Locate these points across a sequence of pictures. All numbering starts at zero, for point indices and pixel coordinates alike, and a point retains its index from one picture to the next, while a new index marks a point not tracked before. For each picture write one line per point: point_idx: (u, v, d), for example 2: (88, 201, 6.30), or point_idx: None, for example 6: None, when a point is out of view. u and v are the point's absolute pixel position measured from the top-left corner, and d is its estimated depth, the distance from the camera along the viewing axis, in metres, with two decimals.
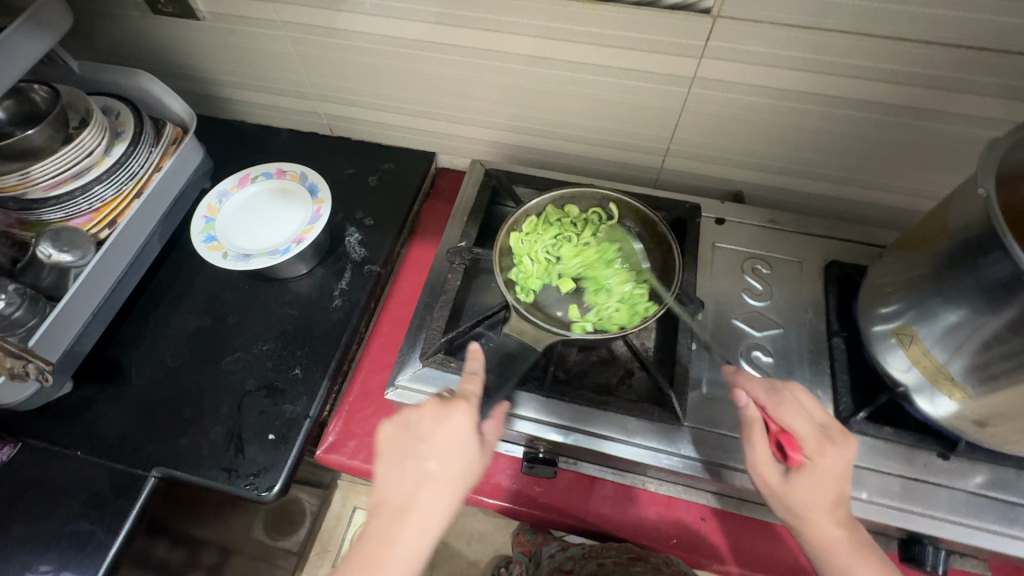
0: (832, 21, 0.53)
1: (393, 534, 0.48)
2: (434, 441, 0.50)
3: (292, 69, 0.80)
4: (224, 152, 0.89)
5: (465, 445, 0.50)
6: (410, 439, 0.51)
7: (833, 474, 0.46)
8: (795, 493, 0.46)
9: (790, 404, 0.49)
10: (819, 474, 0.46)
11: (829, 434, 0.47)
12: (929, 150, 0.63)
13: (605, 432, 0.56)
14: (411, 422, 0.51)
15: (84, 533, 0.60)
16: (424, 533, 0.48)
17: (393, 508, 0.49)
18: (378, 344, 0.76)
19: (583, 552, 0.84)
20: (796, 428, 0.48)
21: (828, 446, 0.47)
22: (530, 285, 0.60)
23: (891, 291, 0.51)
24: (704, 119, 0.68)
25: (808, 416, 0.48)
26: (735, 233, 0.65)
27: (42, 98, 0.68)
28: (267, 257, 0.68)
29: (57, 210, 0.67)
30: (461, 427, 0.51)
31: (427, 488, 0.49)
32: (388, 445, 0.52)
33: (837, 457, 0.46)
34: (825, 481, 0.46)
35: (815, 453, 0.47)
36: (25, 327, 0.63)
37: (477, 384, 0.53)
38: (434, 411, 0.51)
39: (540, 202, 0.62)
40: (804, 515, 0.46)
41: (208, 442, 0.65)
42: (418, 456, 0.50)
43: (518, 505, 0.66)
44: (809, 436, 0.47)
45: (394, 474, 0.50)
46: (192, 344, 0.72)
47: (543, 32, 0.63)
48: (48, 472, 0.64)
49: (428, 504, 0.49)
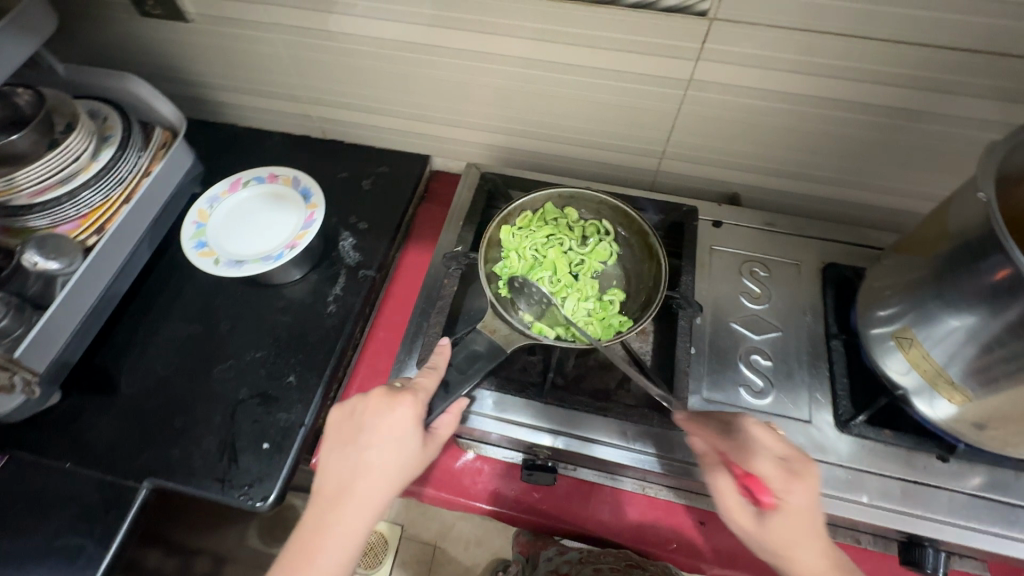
0: (828, 24, 0.53)
1: (331, 519, 0.47)
2: (377, 431, 0.49)
3: (283, 72, 0.78)
4: (215, 156, 0.88)
5: (408, 436, 0.50)
6: (354, 427, 0.50)
7: (805, 511, 0.42)
8: (770, 536, 0.43)
9: (747, 442, 0.45)
10: (791, 514, 0.43)
11: (792, 468, 0.43)
12: (925, 151, 0.63)
13: (594, 435, 0.56)
14: (357, 410, 0.51)
15: (73, 547, 0.59)
16: (359, 520, 0.48)
17: (330, 496, 0.48)
18: (373, 350, 0.75)
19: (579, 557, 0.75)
20: (758, 469, 0.44)
21: (795, 481, 0.43)
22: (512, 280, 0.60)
23: (890, 294, 0.51)
24: (701, 121, 0.67)
25: (769, 451, 0.45)
26: (732, 236, 0.65)
27: (27, 102, 0.66)
28: (261, 263, 0.67)
29: (44, 217, 0.65)
30: (407, 419, 0.50)
31: (362, 478, 0.48)
32: (334, 432, 0.51)
33: (804, 492, 0.43)
34: (799, 521, 0.42)
35: (783, 492, 0.43)
36: (12, 337, 0.61)
37: (433, 379, 0.53)
38: (380, 399, 0.51)
39: (536, 199, 0.63)
40: (788, 560, 0.43)
41: (201, 452, 0.63)
42: (359, 445, 0.49)
43: (516, 512, 0.66)
44: (774, 475, 0.43)
45: (334, 461, 0.49)
46: (183, 352, 0.70)
47: (538, 34, 0.63)
48: (37, 485, 0.63)
49: (367, 491, 0.48)
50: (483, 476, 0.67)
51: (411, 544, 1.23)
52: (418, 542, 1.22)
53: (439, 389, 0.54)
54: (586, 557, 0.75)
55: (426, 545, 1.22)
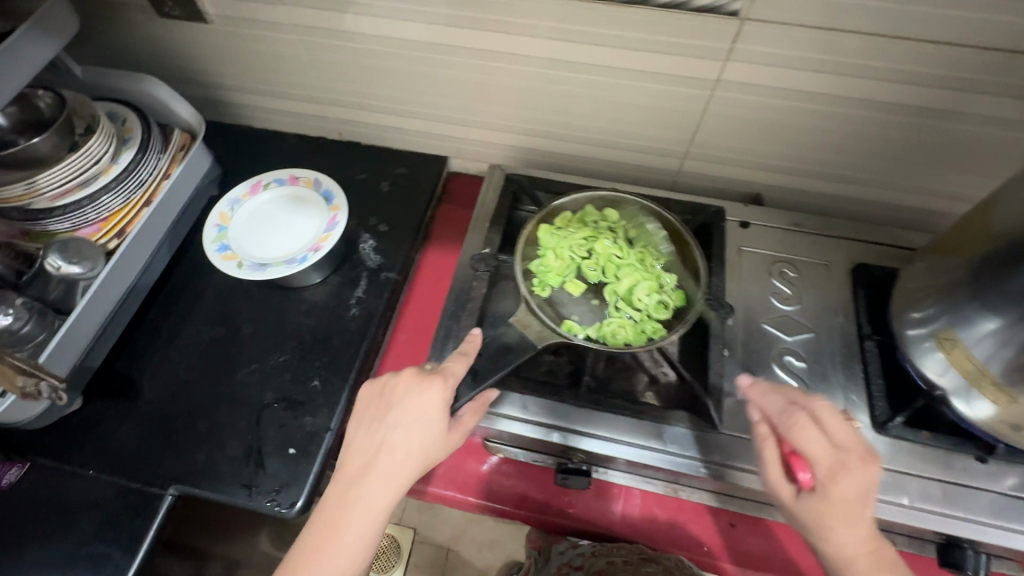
0: (862, 24, 0.52)
1: (352, 495, 0.48)
2: (403, 411, 0.50)
3: (302, 73, 0.78)
4: (231, 158, 0.87)
5: (435, 418, 0.50)
6: (382, 404, 0.51)
7: (846, 501, 0.44)
8: (805, 514, 0.46)
9: (804, 427, 0.47)
10: (830, 500, 0.45)
11: (842, 459, 0.45)
12: (955, 152, 0.62)
13: (621, 436, 0.56)
14: (387, 388, 0.51)
15: (100, 555, 0.59)
16: (380, 498, 0.48)
17: (355, 470, 0.49)
18: (396, 354, 0.75)
19: (592, 550, 0.72)
20: (807, 453, 0.46)
21: (842, 471, 0.45)
22: (547, 279, 0.59)
23: (926, 294, 0.51)
24: (726, 122, 0.67)
25: (825, 438, 0.46)
26: (760, 237, 0.65)
27: (47, 104, 0.66)
28: (284, 266, 0.67)
29: (64, 220, 0.65)
30: (434, 402, 0.50)
31: (386, 456, 0.49)
32: (364, 406, 0.52)
33: (850, 483, 0.44)
34: (837, 508, 0.44)
35: (827, 477, 0.45)
36: (33, 343, 0.60)
37: (464, 366, 0.52)
38: (410, 377, 0.51)
39: (577, 200, 0.64)
40: (815, 537, 0.45)
41: (226, 458, 0.63)
42: (386, 422, 0.50)
43: (545, 515, 0.65)
44: (822, 462, 0.45)
45: (361, 435, 0.51)
46: (205, 356, 0.70)
47: (565, 35, 0.62)
48: (60, 492, 0.62)
49: (389, 470, 0.49)
50: (510, 478, 0.66)
51: (424, 547, 1.22)
52: (432, 546, 1.22)
53: (468, 376, 0.53)
54: (600, 550, 0.71)
55: (439, 548, 1.21)
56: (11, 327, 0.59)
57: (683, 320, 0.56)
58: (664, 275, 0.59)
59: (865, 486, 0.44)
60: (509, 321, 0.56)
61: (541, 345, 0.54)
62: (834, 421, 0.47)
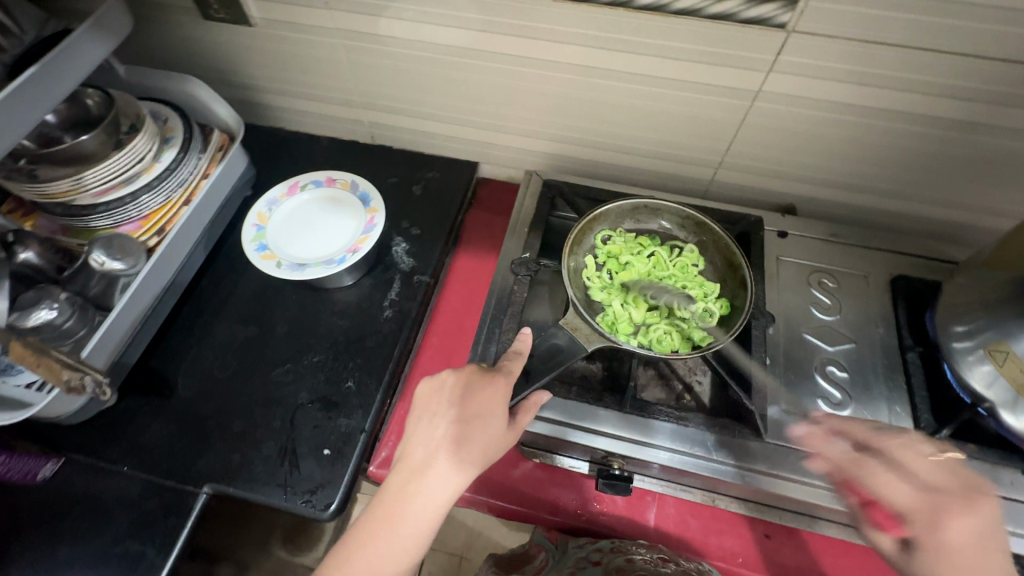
0: (911, 39, 0.53)
1: (413, 489, 0.48)
2: (466, 406, 0.50)
3: (340, 76, 0.79)
4: (265, 159, 0.88)
5: (496, 415, 0.50)
6: (442, 399, 0.51)
7: (954, 552, 0.41)
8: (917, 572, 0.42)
9: (886, 472, 0.45)
10: (937, 551, 0.41)
11: (934, 502, 0.43)
12: (995, 167, 0.62)
13: (671, 445, 0.55)
14: (447, 384, 0.51)
15: (135, 553, 0.59)
16: (441, 494, 0.48)
17: (416, 464, 0.49)
18: (428, 357, 0.74)
19: (611, 546, 0.65)
20: (891, 497, 0.44)
21: (935, 516, 0.42)
22: (620, 328, 0.57)
23: (972, 308, 0.51)
24: (763, 132, 0.68)
25: (912, 482, 0.44)
26: (798, 246, 0.65)
27: (96, 103, 0.67)
28: (323, 266, 0.67)
29: (106, 217, 0.65)
30: (495, 398, 0.50)
31: (449, 450, 0.48)
32: (422, 402, 0.52)
33: (956, 529, 0.41)
34: (947, 560, 0.41)
35: (925, 527, 0.42)
36: (75, 338, 0.60)
37: (519, 364, 0.53)
38: (470, 375, 0.52)
39: (618, 208, 0.63)
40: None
41: (261, 457, 0.63)
42: (448, 417, 0.50)
43: (579, 522, 0.65)
44: (910, 506, 0.43)
45: (421, 431, 0.50)
46: (239, 354, 0.70)
47: (608, 44, 0.63)
48: (94, 489, 0.62)
49: (450, 466, 0.48)
50: (543, 485, 0.66)
51: (438, 554, 1.21)
52: (445, 553, 1.21)
53: (520, 377, 0.54)
54: (619, 547, 0.64)
55: (453, 556, 1.21)
56: (55, 322, 0.59)
57: (731, 327, 0.57)
58: (706, 285, 0.60)
59: (973, 530, 0.41)
60: (559, 323, 0.56)
61: (590, 348, 0.54)
62: (911, 458, 0.46)
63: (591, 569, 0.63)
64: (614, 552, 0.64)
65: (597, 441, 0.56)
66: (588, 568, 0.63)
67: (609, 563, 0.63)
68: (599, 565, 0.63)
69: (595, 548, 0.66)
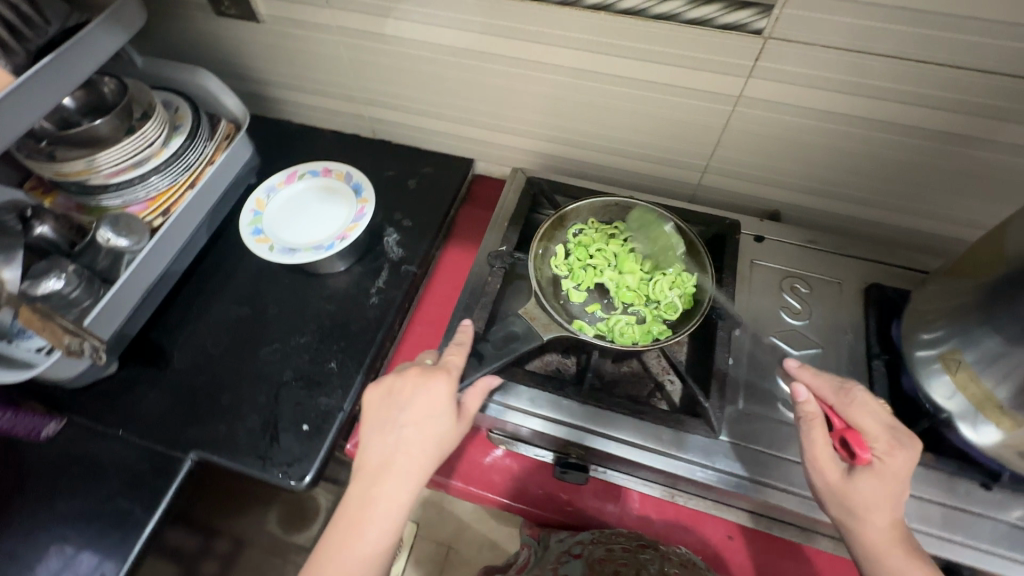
0: (888, 47, 0.52)
1: (375, 493, 0.51)
2: (414, 409, 0.52)
3: (342, 72, 0.82)
4: (271, 150, 0.92)
5: (444, 412, 0.53)
6: (391, 406, 0.53)
7: (896, 477, 0.46)
8: (855, 492, 0.46)
9: (862, 406, 0.49)
10: (884, 476, 0.46)
11: (898, 437, 0.47)
12: (978, 180, 0.62)
13: (636, 440, 0.56)
14: (394, 390, 0.54)
15: (123, 512, 0.63)
16: (402, 493, 0.51)
17: (373, 469, 0.51)
18: (411, 343, 0.78)
19: (591, 538, 0.70)
20: (868, 428, 0.48)
21: (896, 448, 0.47)
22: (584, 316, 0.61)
23: (935, 317, 0.51)
24: (746, 138, 0.68)
25: (879, 418, 0.49)
26: (774, 251, 0.66)
27: (112, 90, 0.72)
28: (312, 252, 0.70)
29: (117, 197, 0.70)
30: (440, 396, 0.53)
31: (403, 453, 0.51)
32: (373, 412, 0.53)
33: (903, 461, 0.47)
34: (888, 484, 0.46)
35: (884, 453, 0.47)
36: (81, 308, 0.65)
37: (461, 357, 0.56)
38: (415, 377, 0.54)
39: (590, 204, 0.67)
40: (863, 517, 0.46)
41: (245, 429, 0.66)
42: (399, 422, 0.52)
43: (542, 511, 0.69)
44: (879, 438, 0.48)
45: (375, 439, 0.52)
46: (232, 333, 0.74)
47: (592, 46, 0.65)
48: (90, 450, 0.66)
49: (407, 465, 0.51)
50: (512, 474, 0.69)
51: (425, 543, 1.25)
52: (432, 543, 1.24)
53: (465, 364, 0.56)
54: (598, 538, 0.69)
55: (440, 546, 1.24)
56: (63, 292, 0.64)
57: (689, 321, 0.59)
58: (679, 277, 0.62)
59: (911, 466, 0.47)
60: (519, 313, 0.59)
61: (546, 335, 0.57)
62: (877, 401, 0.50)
63: (573, 563, 0.70)
64: (593, 543, 0.70)
65: (600, 444, 0.57)
66: (571, 561, 0.70)
67: (590, 555, 0.70)
68: (580, 558, 0.70)
69: (575, 541, 0.72)
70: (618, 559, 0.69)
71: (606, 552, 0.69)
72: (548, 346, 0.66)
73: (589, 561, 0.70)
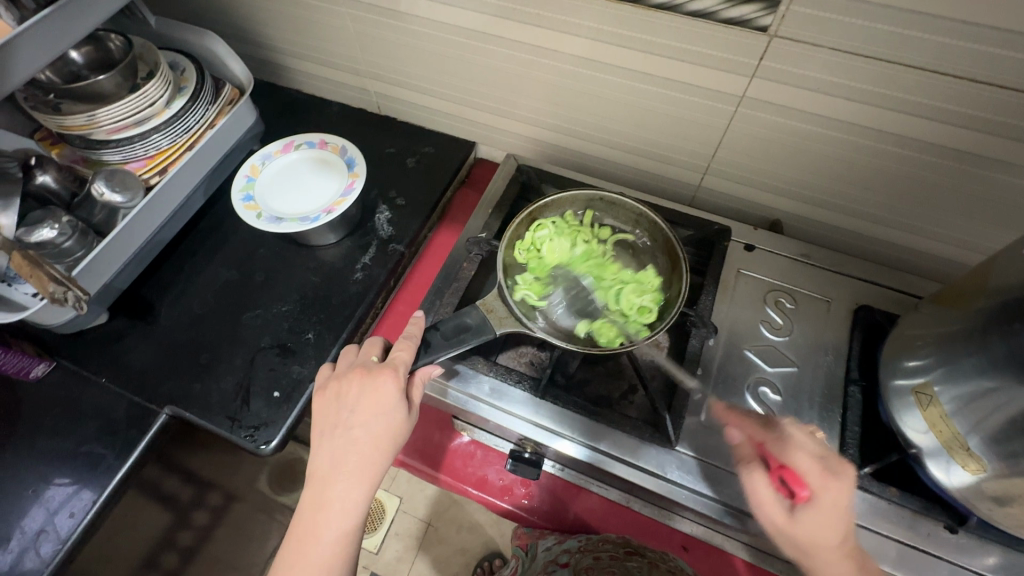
0: (906, 55, 0.49)
1: (328, 497, 0.50)
2: (361, 410, 0.52)
3: (348, 45, 0.82)
4: (278, 119, 0.93)
5: (393, 407, 0.53)
6: (339, 409, 0.53)
7: (837, 506, 0.45)
8: (802, 529, 0.46)
9: (791, 441, 0.48)
10: (826, 509, 0.45)
11: (829, 466, 0.47)
12: (992, 204, 0.58)
13: (594, 446, 0.56)
14: (341, 393, 0.53)
15: (96, 456, 0.63)
16: (356, 491, 0.51)
17: (324, 473, 0.51)
18: (391, 322, 0.78)
19: (578, 546, 0.70)
20: (800, 465, 0.47)
21: (832, 479, 0.46)
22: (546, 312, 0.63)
23: (920, 344, 0.48)
24: (749, 142, 0.65)
25: (809, 450, 0.48)
26: (762, 262, 0.67)
27: (117, 48, 0.73)
28: (298, 223, 0.70)
29: (116, 153, 0.71)
30: (388, 393, 0.52)
31: (354, 454, 0.51)
32: (322, 415, 0.53)
33: (840, 490, 0.46)
34: (832, 516, 0.45)
35: (819, 487, 0.46)
36: (73, 257, 0.67)
37: (406, 352, 0.55)
38: (361, 379, 0.54)
39: (569, 198, 0.69)
40: (814, 557, 0.45)
41: (219, 390, 0.68)
42: (347, 424, 0.52)
43: (502, 501, 0.72)
44: (812, 471, 0.47)
45: (325, 444, 0.52)
46: (220, 295, 0.76)
47: (595, 34, 0.61)
48: (72, 395, 0.68)
49: (359, 465, 0.51)
50: (474, 460, 0.73)
51: (406, 518, 1.27)
52: (413, 519, 1.26)
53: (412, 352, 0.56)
54: (586, 546, 0.70)
55: (421, 522, 1.26)
56: (55, 241, 0.65)
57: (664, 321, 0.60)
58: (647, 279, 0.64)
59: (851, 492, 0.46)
60: (476, 304, 0.59)
61: (500, 330, 0.57)
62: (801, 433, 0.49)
63: (559, 571, 0.70)
64: (580, 551, 0.69)
65: (553, 442, 0.57)
66: (558, 570, 0.70)
67: (576, 562, 0.69)
68: (568, 567, 0.69)
69: (563, 549, 0.72)
70: (606, 568, 0.66)
71: (592, 561, 0.68)
72: (523, 339, 0.66)
73: (574, 569, 0.68)
